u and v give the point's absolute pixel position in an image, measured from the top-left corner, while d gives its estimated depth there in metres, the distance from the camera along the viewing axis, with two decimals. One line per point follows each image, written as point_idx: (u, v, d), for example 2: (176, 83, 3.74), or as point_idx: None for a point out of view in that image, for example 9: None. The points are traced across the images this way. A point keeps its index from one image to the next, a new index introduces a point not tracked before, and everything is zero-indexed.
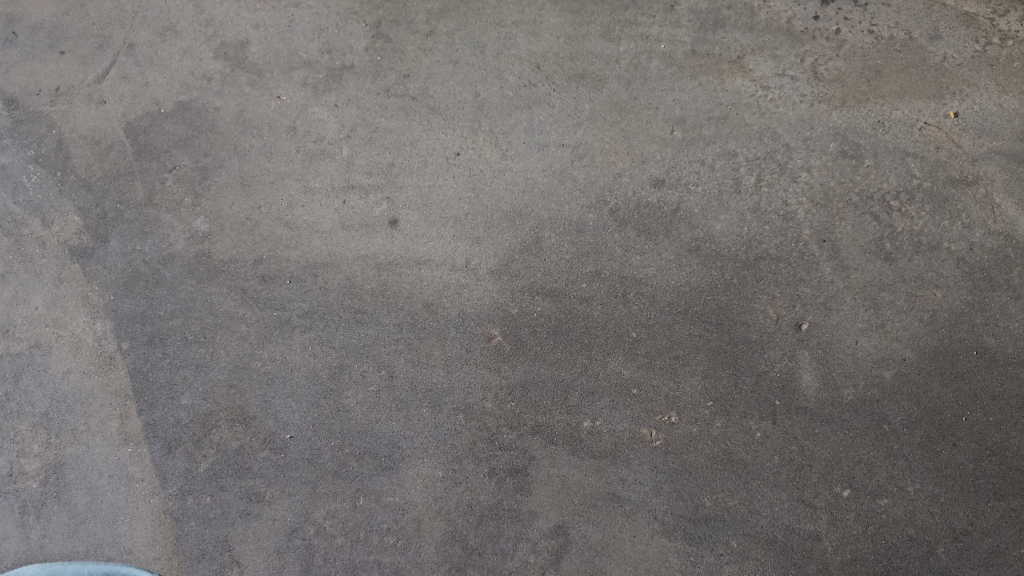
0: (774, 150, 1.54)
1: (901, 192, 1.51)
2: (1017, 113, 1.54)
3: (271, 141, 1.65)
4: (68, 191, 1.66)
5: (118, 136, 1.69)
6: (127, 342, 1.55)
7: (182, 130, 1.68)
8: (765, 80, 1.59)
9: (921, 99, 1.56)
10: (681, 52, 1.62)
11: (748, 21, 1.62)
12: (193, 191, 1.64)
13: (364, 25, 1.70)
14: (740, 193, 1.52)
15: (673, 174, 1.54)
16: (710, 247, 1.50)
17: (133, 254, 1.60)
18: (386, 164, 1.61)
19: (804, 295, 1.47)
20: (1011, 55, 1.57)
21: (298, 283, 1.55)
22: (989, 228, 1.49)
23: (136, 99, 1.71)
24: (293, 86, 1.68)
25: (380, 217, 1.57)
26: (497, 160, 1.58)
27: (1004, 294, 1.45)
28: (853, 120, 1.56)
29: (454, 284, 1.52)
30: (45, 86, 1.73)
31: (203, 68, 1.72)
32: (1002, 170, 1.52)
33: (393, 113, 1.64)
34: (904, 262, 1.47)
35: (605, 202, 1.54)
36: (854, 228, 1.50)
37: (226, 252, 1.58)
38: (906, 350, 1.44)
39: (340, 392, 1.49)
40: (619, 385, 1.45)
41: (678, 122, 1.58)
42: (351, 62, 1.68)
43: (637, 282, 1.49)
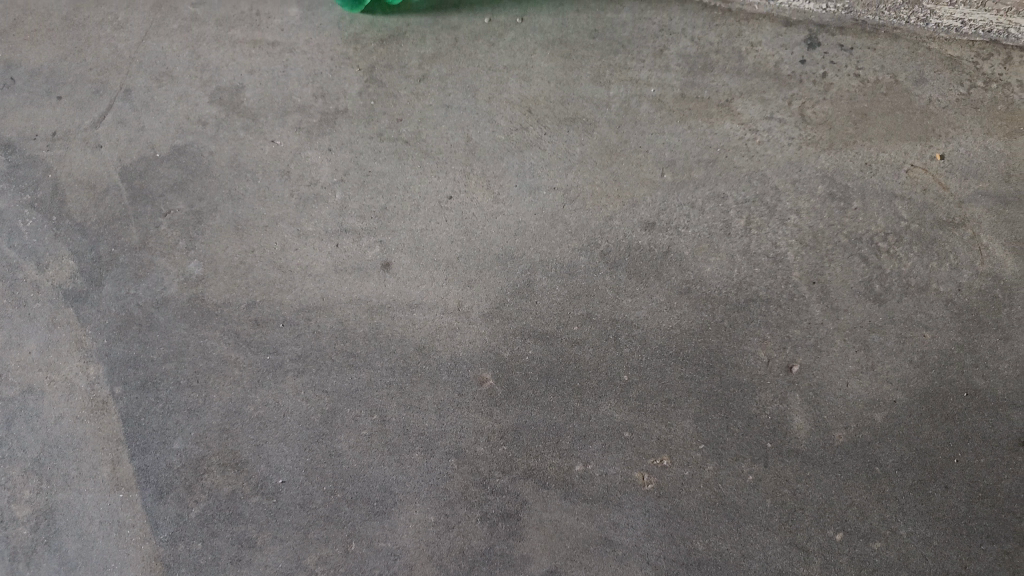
0: (763, 193, 1.56)
1: (889, 234, 1.53)
2: (1002, 155, 1.58)
3: (266, 185, 1.67)
4: (63, 235, 1.67)
5: (114, 181, 1.71)
6: (119, 387, 1.56)
7: (176, 173, 1.70)
8: (753, 123, 1.62)
9: (907, 141, 1.60)
10: (670, 96, 1.66)
11: (737, 64, 1.67)
12: (187, 234, 1.65)
13: (358, 70, 1.75)
14: (729, 236, 1.54)
15: (664, 217, 1.56)
16: (700, 289, 1.51)
17: (126, 298, 1.61)
18: (378, 208, 1.62)
19: (794, 337, 1.47)
20: (995, 98, 1.62)
21: (291, 326, 1.56)
22: (977, 269, 1.50)
23: (132, 144, 1.74)
24: (287, 130, 1.71)
25: (373, 260, 1.58)
26: (489, 203, 1.60)
27: (993, 334, 1.45)
28: (841, 162, 1.58)
29: (446, 327, 1.52)
30: (42, 130, 1.77)
31: (198, 112, 1.75)
32: (988, 212, 1.54)
33: (386, 157, 1.66)
34: (893, 303, 1.48)
35: (596, 245, 1.55)
36: (843, 270, 1.51)
37: (219, 295, 1.59)
38: (897, 392, 1.44)
39: (332, 436, 1.49)
40: (612, 429, 1.45)
41: (668, 165, 1.60)
42: (345, 106, 1.72)
43: (629, 324, 1.50)
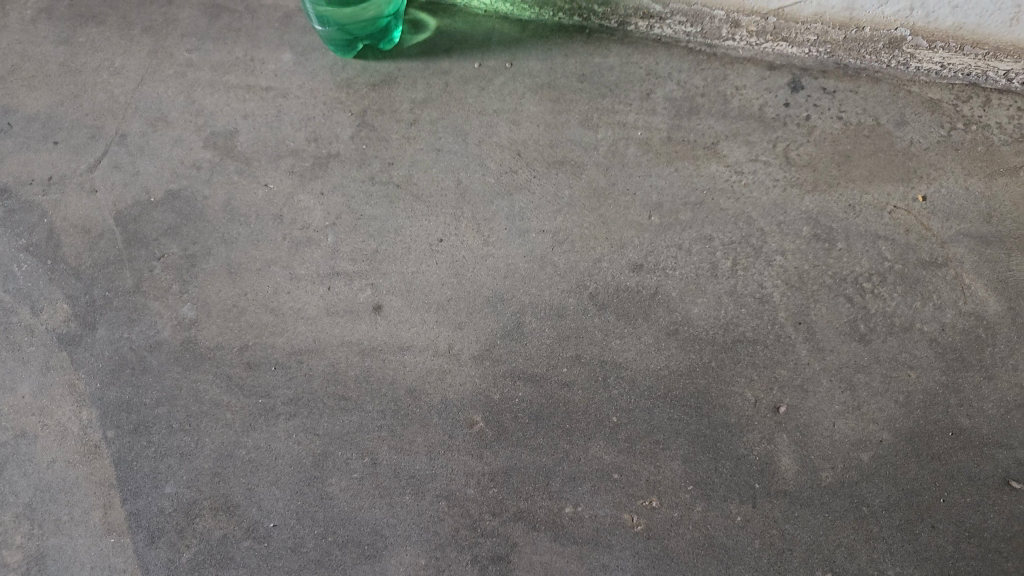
0: (749, 235, 1.60)
1: (874, 274, 1.56)
2: (982, 196, 1.63)
3: (259, 229, 1.70)
4: (58, 279, 1.69)
5: (110, 226, 1.74)
6: (112, 431, 1.54)
7: (171, 218, 1.74)
8: (738, 165, 1.69)
9: (890, 183, 1.66)
10: (657, 139, 1.73)
11: (722, 108, 1.77)
12: (181, 278, 1.67)
13: (350, 114, 1.84)
14: (716, 277, 1.56)
15: (651, 259, 1.59)
16: (688, 330, 1.52)
17: (120, 341, 1.62)
18: (370, 250, 1.65)
19: (781, 377, 1.48)
20: (974, 140, 1.70)
21: (283, 369, 1.56)
22: (960, 308, 1.52)
23: (126, 188, 1.79)
24: (280, 174, 1.77)
25: (364, 302, 1.60)
26: (479, 246, 1.63)
27: (977, 374, 1.46)
28: (825, 204, 1.64)
29: (436, 369, 1.53)
30: (38, 175, 1.82)
31: (192, 156, 1.82)
32: (970, 252, 1.57)
33: (378, 201, 1.71)
34: (878, 343, 1.50)
35: (585, 287, 1.57)
36: (828, 310, 1.53)
37: (212, 338, 1.60)
38: (883, 432, 1.43)
39: (323, 479, 1.47)
40: (601, 470, 1.43)
41: (655, 208, 1.65)
42: (338, 149, 1.79)
43: (618, 366, 1.50)
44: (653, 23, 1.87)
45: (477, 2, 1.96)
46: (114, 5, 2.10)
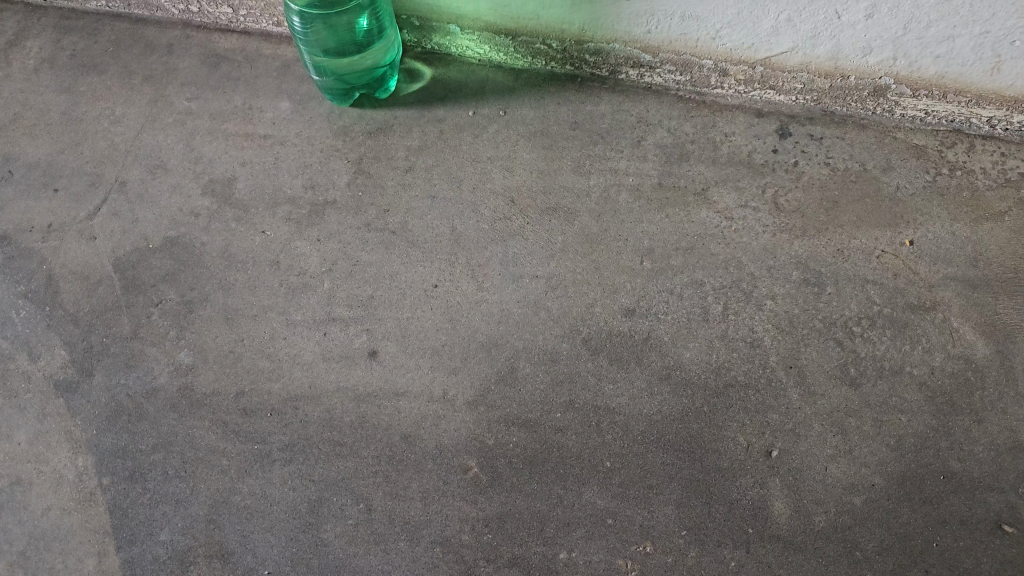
0: (740, 279, 1.63)
1: (863, 318, 1.57)
2: (968, 241, 1.66)
3: (256, 275, 1.72)
4: (56, 325, 1.70)
5: (108, 272, 1.76)
6: (107, 478, 1.52)
7: (169, 265, 1.76)
8: (728, 211, 1.73)
9: (877, 228, 1.69)
10: (648, 185, 1.78)
11: (712, 154, 1.82)
12: (178, 324, 1.68)
13: (347, 162, 1.88)
14: (708, 321, 1.58)
15: (643, 303, 1.61)
16: (680, 374, 1.53)
17: (117, 388, 1.61)
18: (366, 296, 1.67)
19: (773, 422, 1.48)
20: (959, 185, 1.74)
21: (279, 416, 1.55)
22: (949, 351, 1.53)
23: (126, 235, 1.81)
24: (277, 221, 1.80)
25: (360, 348, 1.61)
26: (473, 291, 1.65)
27: (968, 418, 1.46)
28: (814, 249, 1.67)
29: (431, 415, 1.52)
30: (38, 223, 1.85)
31: (190, 204, 1.85)
32: (958, 296, 1.59)
33: (374, 247, 1.73)
34: (868, 387, 1.50)
35: (578, 332, 1.59)
36: (819, 354, 1.54)
37: (209, 385, 1.60)
38: (875, 476, 1.42)
39: (318, 526, 1.44)
40: (595, 516, 1.41)
41: (647, 253, 1.68)
42: (334, 197, 1.82)
43: (611, 411, 1.50)
44: (643, 72, 1.95)
45: (472, 52, 2.05)
46: (116, 56, 2.18)
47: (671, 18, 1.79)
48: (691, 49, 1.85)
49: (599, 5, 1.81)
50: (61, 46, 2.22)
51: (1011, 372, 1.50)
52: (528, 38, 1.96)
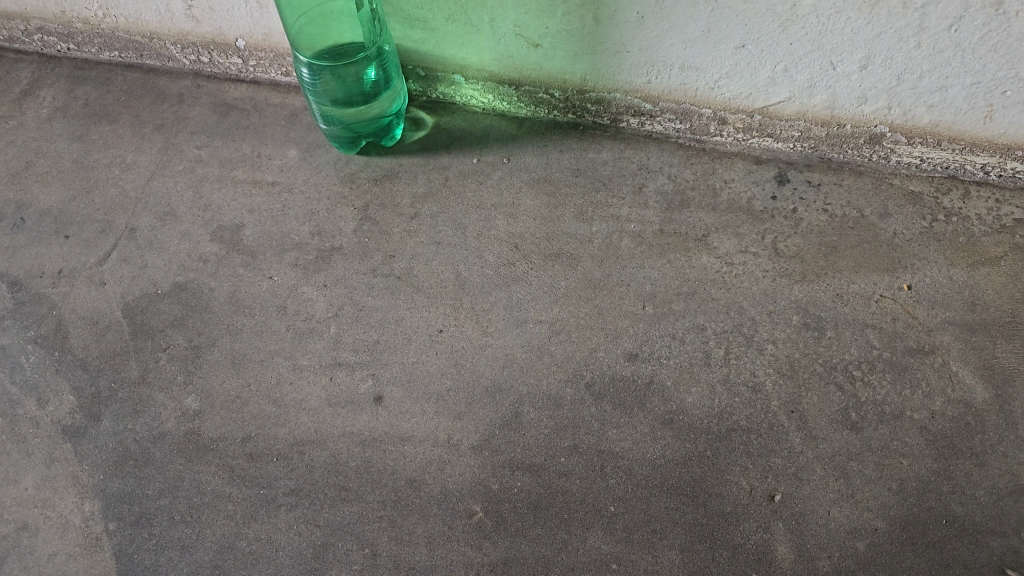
0: (741, 324, 1.65)
1: (863, 362, 1.59)
2: (965, 285, 1.69)
3: (263, 320, 1.74)
4: (65, 370, 1.71)
5: (117, 317, 1.78)
6: (113, 523, 1.50)
7: (177, 310, 1.78)
8: (728, 257, 1.76)
9: (876, 273, 1.72)
10: (649, 231, 1.81)
11: (711, 201, 1.86)
12: (186, 369, 1.69)
13: (353, 209, 1.92)
14: (709, 366, 1.60)
15: (646, 348, 1.63)
16: (683, 419, 1.54)
17: (124, 433, 1.61)
18: (372, 341, 1.69)
19: (775, 466, 1.48)
20: (955, 231, 1.78)
21: (285, 460, 1.55)
22: (949, 396, 1.54)
23: (135, 280, 1.84)
24: (285, 267, 1.83)
25: (366, 392, 1.62)
26: (478, 336, 1.68)
27: (969, 462, 1.47)
28: (813, 293, 1.69)
29: (436, 460, 1.52)
30: (49, 269, 1.87)
31: (199, 250, 1.88)
32: (956, 340, 1.61)
33: (379, 293, 1.76)
34: (869, 431, 1.51)
35: (582, 376, 1.60)
36: (820, 398, 1.55)
37: (215, 429, 1.60)
38: (877, 520, 1.42)
39: (323, 572, 1.42)
40: (599, 561, 1.40)
41: (649, 298, 1.70)
42: (340, 244, 1.85)
43: (614, 455, 1.50)
44: (644, 121, 2.00)
45: (476, 100, 2.10)
46: (128, 105, 2.24)
47: (670, 69, 1.83)
48: (691, 98, 1.89)
49: (601, 56, 1.86)
50: (73, 95, 2.28)
51: (1010, 417, 1.51)
52: (531, 88, 2.01)
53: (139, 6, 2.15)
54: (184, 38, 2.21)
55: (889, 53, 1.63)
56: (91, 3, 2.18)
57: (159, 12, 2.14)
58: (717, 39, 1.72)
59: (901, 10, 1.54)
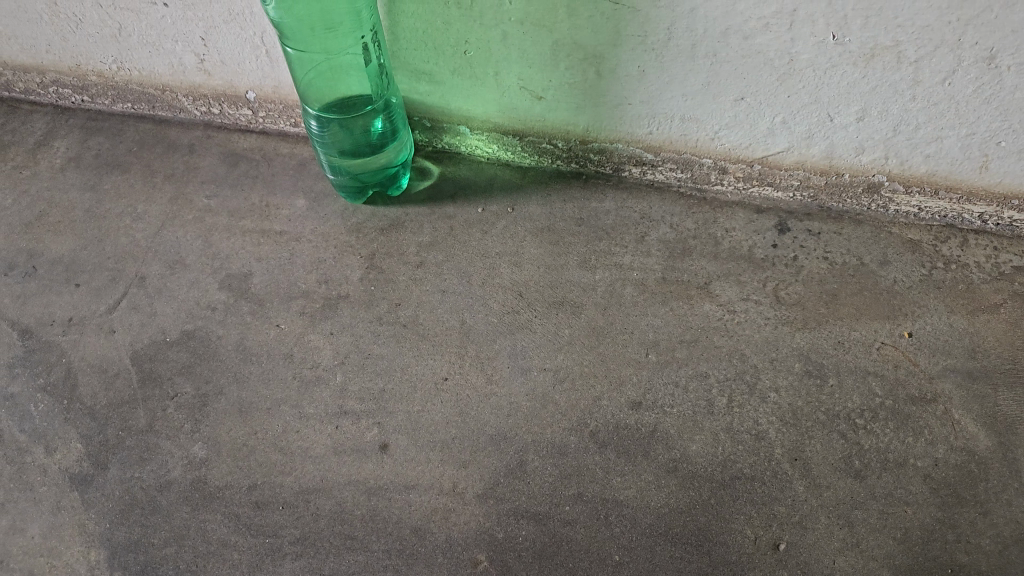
0: (743, 371, 1.67)
1: (865, 410, 1.60)
2: (965, 333, 1.70)
3: (270, 368, 1.76)
4: (73, 418, 1.71)
5: (126, 365, 1.80)
6: (119, 573, 1.49)
7: (185, 358, 1.80)
8: (730, 304, 1.78)
9: (876, 320, 1.73)
10: (653, 280, 1.84)
11: (713, 249, 1.89)
12: (193, 417, 1.69)
13: (359, 257, 1.95)
14: (713, 414, 1.61)
15: (650, 396, 1.64)
16: (686, 467, 1.54)
17: (131, 481, 1.61)
18: (377, 389, 1.70)
19: (779, 515, 1.47)
20: (955, 278, 1.80)
21: (291, 509, 1.54)
22: (952, 443, 1.54)
23: (145, 328, 1.86)
24: (292, 315, 1.85)
25: (371, 441, 1.63)
26: (482, 384, 1.69)
27: (973, 510, 1.46)
28: (815, 341, 1.71)
29: (441, 508, 1.52)
30: (60, 318, 1.90)
31: (208, 298, 1.91)
32: (958, 387, 1.62)
33: (385, 340, 1.78)
34: (873, 479, 1.50)
35: (586, 424, 1.61)
36: (822, 446, 1.55)
37: (222, 477, 1.60)
38: (884, 569, 1.40)
39: None
40: None
41: (652, 345, 1.72)
42: (347, 292, 1.88)
43: (618, 504, 1.50)
44: (646, 170, 2.03)
45: (481, 151, 2.15)
46: (140, 156, 2.29)
47: (671, 121, 1.87)
48: (691, 149, 1.93)
49: (603, 108, 1.90)
50: (87, 146, 2.33)
51: (1013, 464, 1.51)
52: (535, 138, 2.05)
53: (153, 60, 2.20)
54: (196, 91, 2.26)
55: (885, 106, 1.67)
56: (105, 57, 2.24)
57: (171, 66, 2.20)
58: (716, 91, 1.76)
59: (895, 65, 1.58)
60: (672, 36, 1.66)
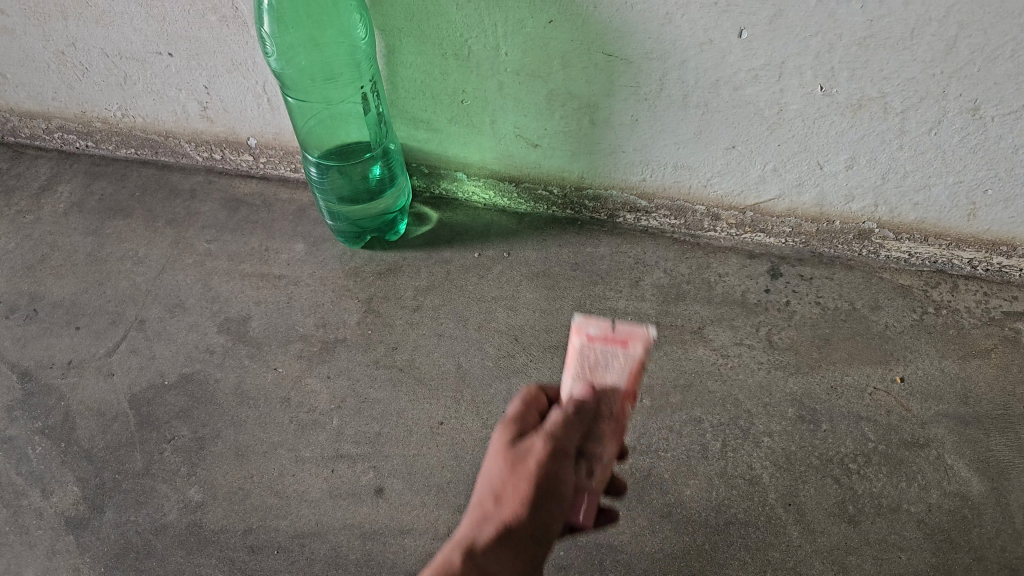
0: (737, 416, 1.68)
1: (858, 455, 1.60)
2: (957, 378, 1.72)
3: (266, 411, 1.77)
4: (70, 461, 1.72)
5: (123, 408, 1.81)
6: None
7: (183, 401, 1.81)
8: (724, 349, 1.80)
9: (868, 365, 1.75)
10: (647, 324, 1.86)
11: (707, 294, 1.91)
12: (189, 461, 1.70)
13: (357, 301, 1.97)
14: (707, 458, 1.61)
15: (644, 440, 1.65)
16: (680, 511, 1.54)
17: (127, 524, 1.61)
18: (373, 433, 1.71)
19: (774, 560, 1.46)
20: (946, 322, 1.82)
21: (285, 553, 1.54)
22: (945, 488, 1.54)
23: (143, 371, 1.88)
24: (289, 358, 1.87)
25: (366, 485, 1.63)
26: (478, 429, 1.70)
27: (967, 555, 1.45)
28: (808, 386, 1.72)
29: (435, 553, 1.52)
30: (59, 360, 1.91)
31: (206, 341, 1.93)
32: (950, 432, 1.63)
33: (381, 384, 1.79)
34: (867, 524, 1.50)
35: None
36: (816, 491, 1.55)
37: (217, 521, 1.60)
38: None
39: None
40: None
41: (646, 390, 1.74)
42: (345, 335, 1.90)
43: (613, 549, 1.50)
44: (640, 217, 2.07)
45: (478, 197, 2.19)
46: (142, 201, 2.32)
47: (665, 168, 1.91)
48: (685, 196, 1.97)
49: (598, 156, 1.93)
50: (90, 191, 2.37)
51: (1007, 509, 1.51)
52: (531, 184, 2.08)
53: (156, 107, 2.24)
54: (198, 137, 2.31)
55: (873, 154, 1.70)
56: (110, 104, 2.29)
57: (175, 113, 2.24)
58: (708, 140, 1.79)
59: (882, 115, 1.62)
60: (665, 87, 1.70)
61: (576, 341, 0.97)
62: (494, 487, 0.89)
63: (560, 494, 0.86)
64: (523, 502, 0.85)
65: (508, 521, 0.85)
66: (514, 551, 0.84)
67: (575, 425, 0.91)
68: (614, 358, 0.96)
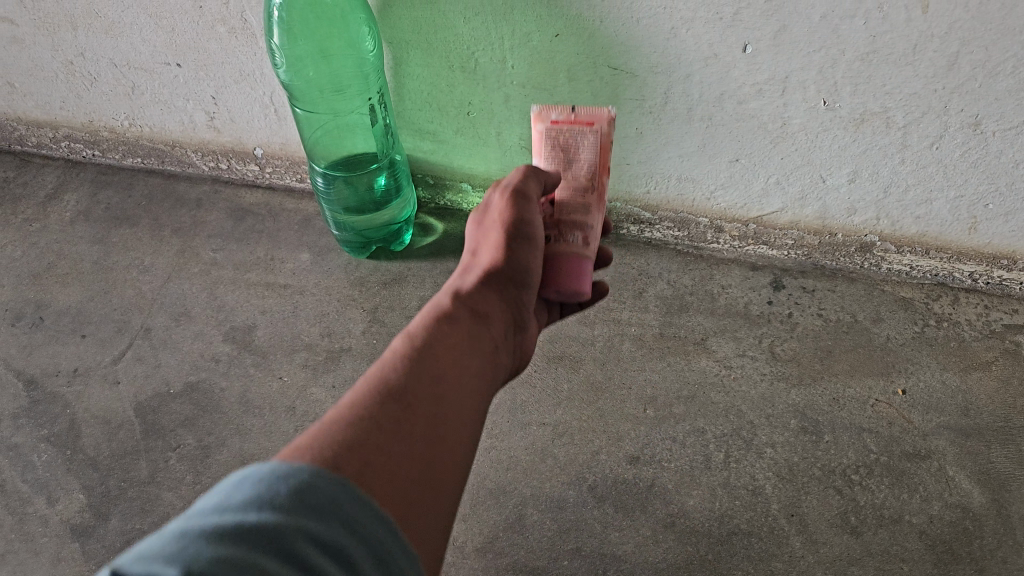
0: (740, 427, 1.69)
1: (860, 466, 1.61)
2: (958, 390, 1.73)
3: (271, 420, 1.78)
4: (75, 469, 1.72)
5: (129, 416, 1.81)
6: None
7: (188, 409, 1.81)
8: (727, 360, 1.81)
9: (870, 376, 1.76)
10: (650, 335, 1.88)
11: (709, 306, 1.93)
12: (194, 469, 1.70)
13: (362, 311, 1.99)
14: (710, 469, 1.62)
15: (648, 451, 1.66)
16: (684, 521, 1.55)
17: (132, 532, 1.61)
18: None
19: (777, 571, 1.47)
20: (947, 335, 1.83)
21: None
22: (947, 500, 1.55)
23: (148, 379, 1.89)
24: (294, 367, 1.88)
25: None
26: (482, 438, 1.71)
27: (969, 566, 1.45)
28: (810, 398, 1.73)
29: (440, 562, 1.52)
30: (65, 368, 1.92)
31: (212, 350, 1.93)
32: (952, 444, 1.64)
33: None
34: (869, 535, 1.51)
35: (584, 479, 1.62)
36: (819, 501, 1.56)
37: None
38: None
39: None
40: None
41: (649, 401, 1.75)
42: (350, 345, 1.91)
43: (616, 558, 1.50)
44: (643, 229, 2.10)
45: None
46: (147, 210, 2.34)
47: (669, 181, 1.93)
48: (688, 208, 1.99)
49: None
50: (96, 200, 2.38)
51: (1008, 521, 1.51)
52: None
53: (163, 117, 2.26)
54: (205, 147, 2.32)
55: (876, 168, 1.72)
56: (117, 114, 2.30)
57: (182, 123, 2.26)
58: (712, 153, 1.81)
59: (884, 129, 1.64)
60: (669, 100, 1.72)
61: (542, 127, 1.25)
62: (475, 247, 1.20)
63: (528, 237, 1.14)
64: (494, 246, 1.13)
65: (490, 263, 1.11)
66: (500, 285, 1.10)
67: (535, 183, 1.18)
68: (583, 133, 1.23)
